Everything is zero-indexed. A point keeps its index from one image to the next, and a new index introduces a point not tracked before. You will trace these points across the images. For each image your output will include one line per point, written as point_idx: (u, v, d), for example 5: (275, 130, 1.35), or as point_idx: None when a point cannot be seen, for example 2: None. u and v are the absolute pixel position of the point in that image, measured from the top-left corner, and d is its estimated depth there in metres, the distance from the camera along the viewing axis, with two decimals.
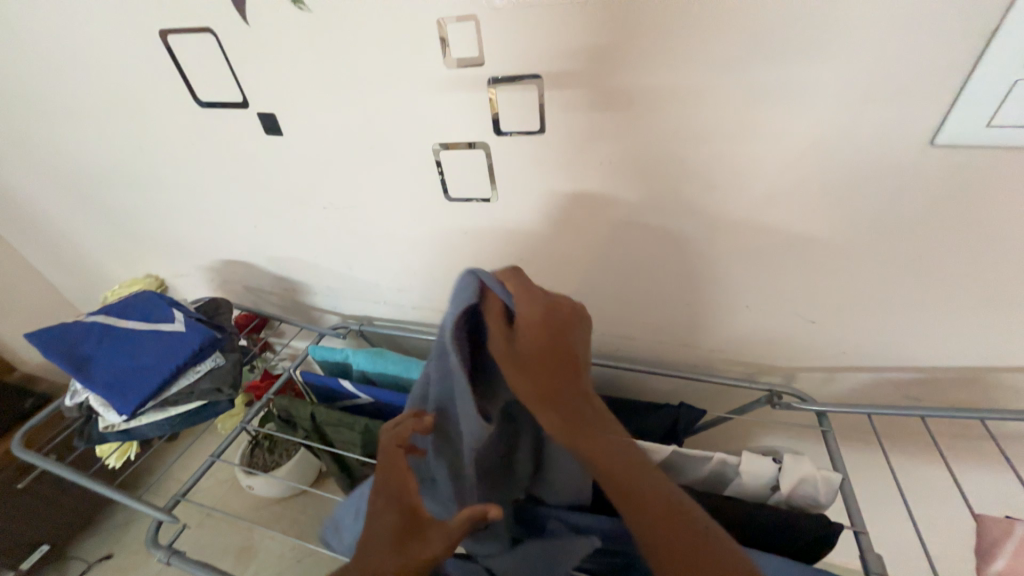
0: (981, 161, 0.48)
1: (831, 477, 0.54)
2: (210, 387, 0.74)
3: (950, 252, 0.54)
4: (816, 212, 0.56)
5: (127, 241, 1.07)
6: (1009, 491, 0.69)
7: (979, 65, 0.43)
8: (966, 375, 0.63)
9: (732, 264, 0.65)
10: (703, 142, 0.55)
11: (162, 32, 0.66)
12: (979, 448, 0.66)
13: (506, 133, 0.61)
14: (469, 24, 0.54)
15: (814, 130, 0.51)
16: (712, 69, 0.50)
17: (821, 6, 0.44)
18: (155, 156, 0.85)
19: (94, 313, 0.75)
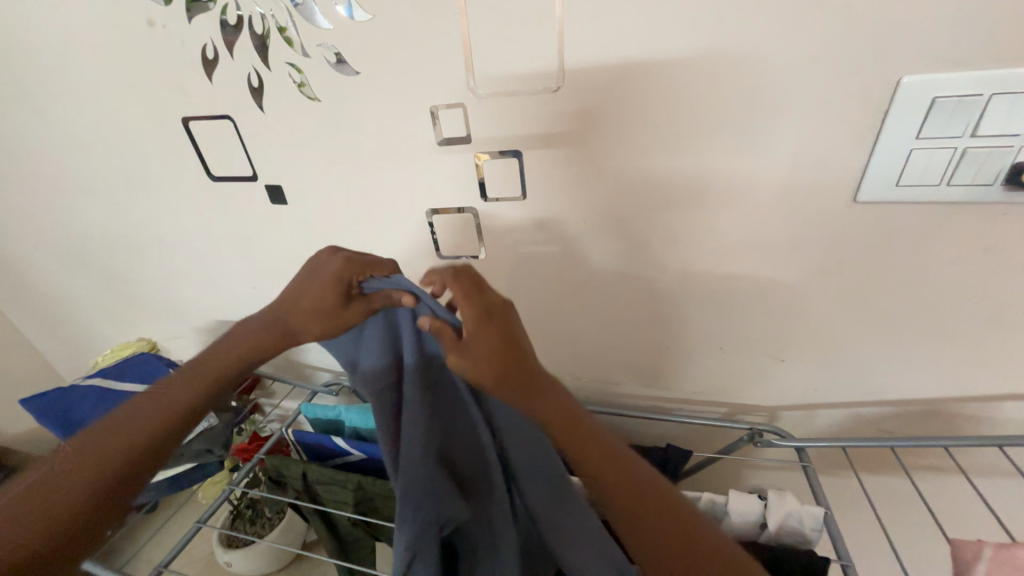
0: (899, 214, 0.55)
1: (816, 511, 0.56)
2: (200, 448, 0.75)
3: (890, 293, 0.61)
4: (769, 261, 0.63)
5: (125, 306, 1.10)
6: (990, 526, 0.70)
7: (880, 137, 0.51)
8: (929, 407, 0.67)
9: (701, 309, 0.70)
10: (663, 204, 0.63)
11: (184, 118, 0.75)
12: (952, 479, 0.68)
13: (491, 197, 0.68)
14: (458, 109, 0.63)
15: (756, 192, 0.59)
16: (665, 143, 0.58)
17: (749, 94, 0.53)
18: (162, 226, 0.91)
19: (91, 376, 0.76)
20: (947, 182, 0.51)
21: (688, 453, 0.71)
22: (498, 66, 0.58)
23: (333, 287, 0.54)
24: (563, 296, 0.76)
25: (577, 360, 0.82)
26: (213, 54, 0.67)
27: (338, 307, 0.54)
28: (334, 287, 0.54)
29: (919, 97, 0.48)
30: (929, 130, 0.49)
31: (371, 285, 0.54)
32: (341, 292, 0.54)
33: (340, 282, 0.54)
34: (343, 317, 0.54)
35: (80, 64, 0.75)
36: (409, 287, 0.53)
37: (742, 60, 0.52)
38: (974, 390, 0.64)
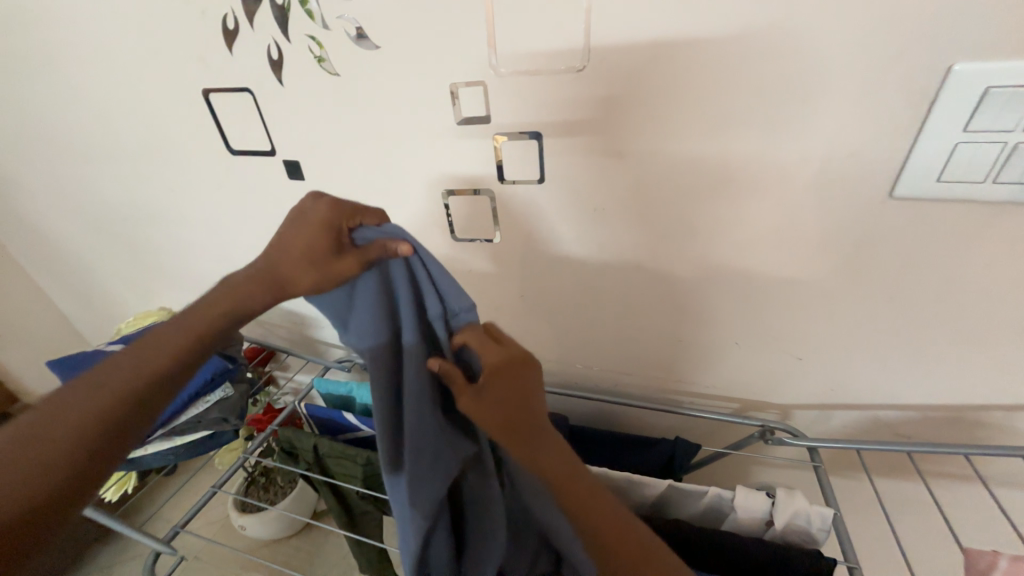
0: (937, 211, 0.53)
1: (825, 512, 0.55)
2: (216, 417, 0.75)
3: (919, 294, 0.58)
4: (792, 256, 0.61)
5: (147, 276, 1.13)
6: (1005, 536, 0.69)
7: (924, 128, 0.49)
8: (951, 413, 0.65)
9: (718, 303, 0.69)
10: (685, 193, 0.61)
11: (205, 90, 0.74)
12: (968, 487, 0.67)
13: (509, 180, 0.67)
14: (478, 88, 0.61)
15: (783, 183, 0.57)
16: (691, 128, 0.56)
17: (783, 78, 0.51)
18: (183, 198, 0.92)
19: (114, 343, 0.78)
20: (992, 180, 0.48)
21: (697, 446, 0.70)
22: (521, 43, 0.56)
23: (321, 230, 0.49)
24: (577, 284, 0.75)
25: (588, 348, 0.82)
26: (233, 24, 0.66)
27: (331, 259, 0.49)
28: (322, 233, 0.49)
29: (970, 86, 0.45)
30: (978, 122, 0.46)
31: (362, 234, 0.50)
32: (331, 239, 0.49)
33: (328, 228, 0.49)
34: (334, 267, 0.49)
35: (104, 32, 0.75)
36: (406, 236, 0.49)
37: (779, 43, 0.49)
38: (1001, 398, 0.62)
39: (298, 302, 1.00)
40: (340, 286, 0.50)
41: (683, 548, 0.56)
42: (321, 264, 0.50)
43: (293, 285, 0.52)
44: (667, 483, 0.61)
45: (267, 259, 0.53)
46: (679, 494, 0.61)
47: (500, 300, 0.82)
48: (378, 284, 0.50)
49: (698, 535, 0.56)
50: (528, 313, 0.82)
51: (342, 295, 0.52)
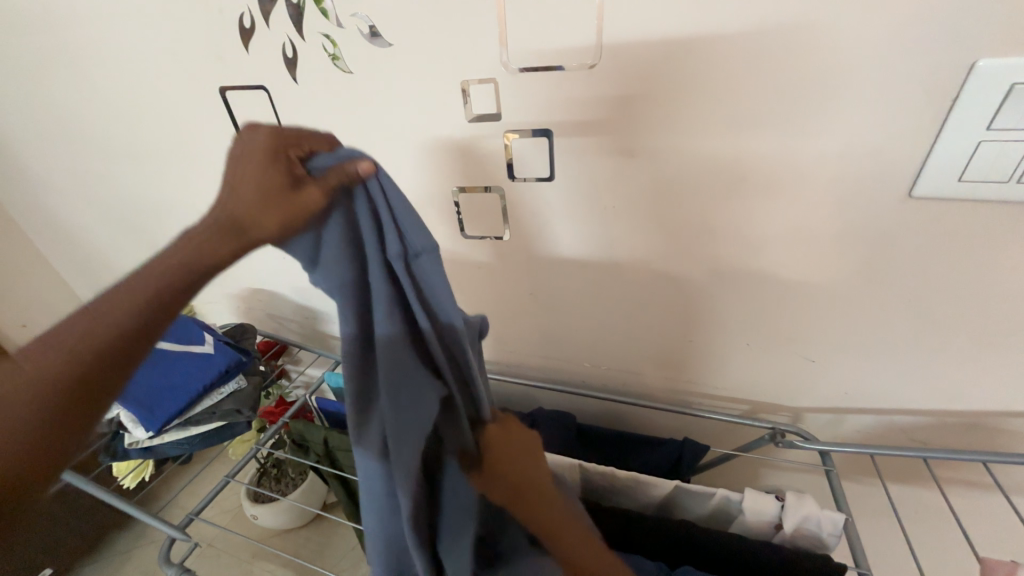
0: (957, 211, 0.51)
1: (836, 517, 0.54)
2: (230, 409, 0.77)
3: (937, 297, 0.57)
4: (805, 256, 0.60)
5: None
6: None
7: (945, 126, 0.47)
8: (970, 420, 0.63)
9: (729, 303, 0.68)
10: (696, 191, 0.60)
11: (222, 88, 0.76)
12: (986, 495, 0.65)
13: (518, 177, 0.67)
14: (488, 86, 0.61)
15: (797, 182, 0.56)
16: (703, 125, 0.56)
17: (799, 74, 0.50)
18: (200, 193, 0.94)
19: None
20: (1016, 180, 0.47)
21: (706, 448, 0.69)
22: (533, 40, 0.56)
23: (272, 160, 0.41)
24: (586, 282, 0.75)
25: (596, 346, 0.82)
26: (249, 23, 0.67)
27: (288, 193, 0.40)
28: (274, 165, 0.41)
29: (994, 83, 0.44)
30: (1001, 120, 0.45)
31: (314, 162, 0.42)
32: (284, 171, 0.41)
33: (278, 160, 0.41)
34: (293, 201, 0.40)
35: (125, 31, 0.77)
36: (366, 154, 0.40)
37: (795, 38, 0.48)
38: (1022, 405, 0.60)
39: (310, 297, 1.01)
40: (305, 228, 0.41)
41: (689, 550, 0.56)
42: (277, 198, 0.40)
43: (253, 231, 0.41)
44: (674, 483, 0.61)
45: (220, 204, 0.42)
46: (685, 495, 0.61)
47: (509, 297, 0.82)
48: (338, 220, 0.41)
49: (704, 536, 0.56)
50: (536, 310, 0.82)
51: (306, 241, 0.42)
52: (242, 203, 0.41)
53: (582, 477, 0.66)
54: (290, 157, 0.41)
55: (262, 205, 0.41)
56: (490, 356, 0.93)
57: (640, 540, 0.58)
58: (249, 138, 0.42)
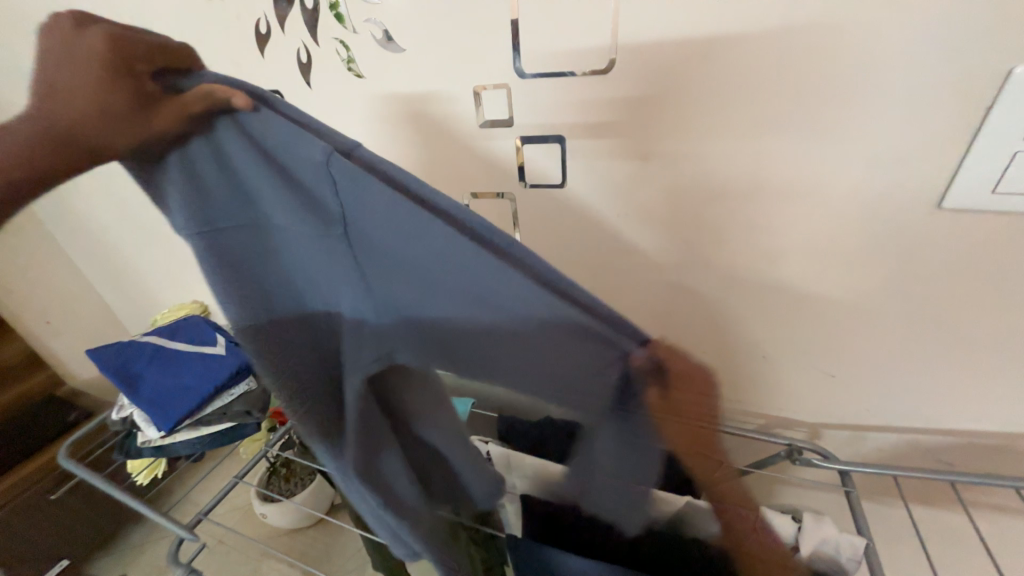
0: (989, 224, 0.49)
1: (856, 541, 0.52)
2: (240, 410, 0.77)
3: (967, 313, 0.54)
4: (826, 268, 0.58)
5: (181, 269, 1.18)
6: None
7: (979, 136, 0.45)
8: (1001, 442, 0.60)
9: (745, 314, 0.66)
10: (713, 199, 0.59)
11: None
12: (1017, 521, 0.62)
13: (530, 183, 0.67)
14: (501, 91, 0.61)
15: (818, 191, 0.54)
16: (721, 131, 0.54)
17: (821, 79, 0.48)
18: None
19: (147, 334, 0.81)
20: None
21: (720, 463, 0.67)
22: (547, 45, 0.56)
23: (118, 67, 0.38)
24: (597, 289, 0.73)
25: None
26: (265, 29, 0.68)
27: (140, 109, 0.39)
28: (110, 72, 0.38)
29: None
30: None
31: (168, 77, 0.40)
32: (131, 84, 0.39)
33: (122, 69, 0.38)
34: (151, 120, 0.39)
35: None
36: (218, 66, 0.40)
37: (818, 42, 0.46)
38: None
39: None
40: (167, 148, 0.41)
41: (700, 568, 0.55)
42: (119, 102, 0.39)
43: (106, 146, 0.39)
44: None
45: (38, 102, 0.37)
46: None
47: None
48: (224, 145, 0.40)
49: (717, 556, 0.54)
50: None
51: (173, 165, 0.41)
52: (80, 113, 0.38)
53: None
54: (132, 69, 0.39)
55: (104, 115, 0.38)
56: None
57: (650, 555, 0.57)
58: (72, 33, 0.37)
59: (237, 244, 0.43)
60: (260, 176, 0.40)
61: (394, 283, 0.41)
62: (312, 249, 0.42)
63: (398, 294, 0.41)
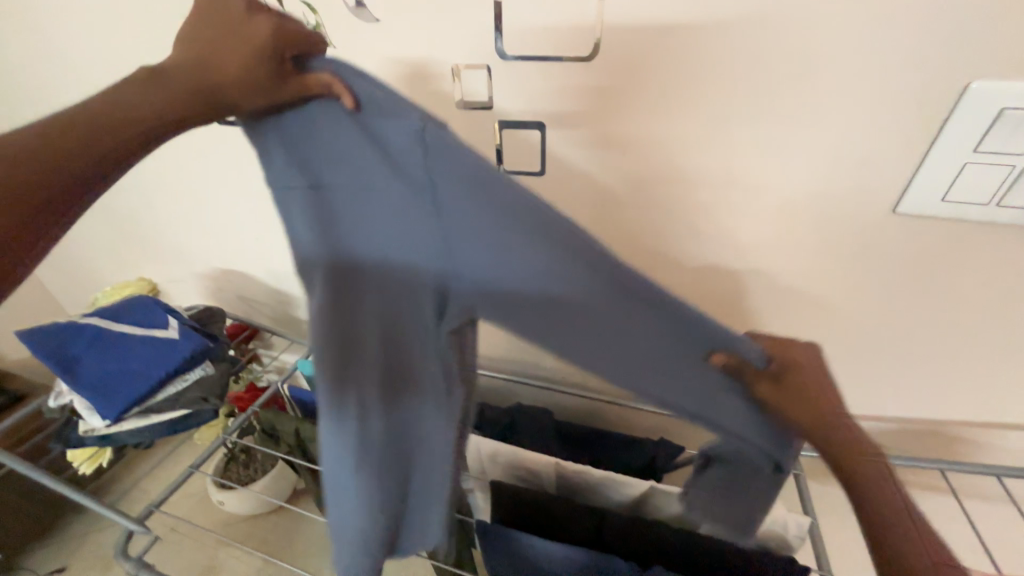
0: (937, 228, 0.52)
1: (802, 520, 0.56)
2: (195, 398, 0.73)
3: (912, 311, 0.59)
4: (790, 265, 0.61)
5: (125, 244, 1.09)
6: (968, 545, 0.71)
7: (935, 144, 0.48)
8: (932, 428, 0.66)
9: (713, 306, 0.68)
10: (688, 194, 0.60)
11: None
12: (939, 497, 0.69)
13: (508, 169, 0.65)
14: (480, 71, 0.58)
15: (788, 191, 0.56)
16: (699, 126, 0.55)
17: (796, 80, 0.49)
18: (165, 166, 0.88)
19: (86, 314, 0.74)
20: (996, 203, 0.48)
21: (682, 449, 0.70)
22: (529, 25, 0.53)
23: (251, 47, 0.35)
24: None
25: None
26: None
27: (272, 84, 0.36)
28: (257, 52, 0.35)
29: (987, 105, 0.44)
30: (990, 143, 0.45)
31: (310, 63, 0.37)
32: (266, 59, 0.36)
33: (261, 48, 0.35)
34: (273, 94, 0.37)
35: None
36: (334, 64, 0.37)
37: (796, 43, 0.47)
38: (981, 416, 0.63)
39: (284, 281, 0.97)
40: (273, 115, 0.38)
41: (660, 550, 0.57)
42: (258, 89, 0.36)
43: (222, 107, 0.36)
44: (649, 484, 0.62)
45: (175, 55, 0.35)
46: (658, 496, 0.62)
47: None
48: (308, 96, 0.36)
49: (675, 537, 0.57)
50: None
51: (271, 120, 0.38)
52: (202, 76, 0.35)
53: (558, 475, 0.66)
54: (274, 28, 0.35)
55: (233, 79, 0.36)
56: None
57: (613, 539, 0.58)
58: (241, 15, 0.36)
59: (312, 209, 0.40)
60: (345, 143, 0.37)
61: (464, 252, 0.38)
62: (382, 221, 0.39)
63: (469, 264, 0.38)
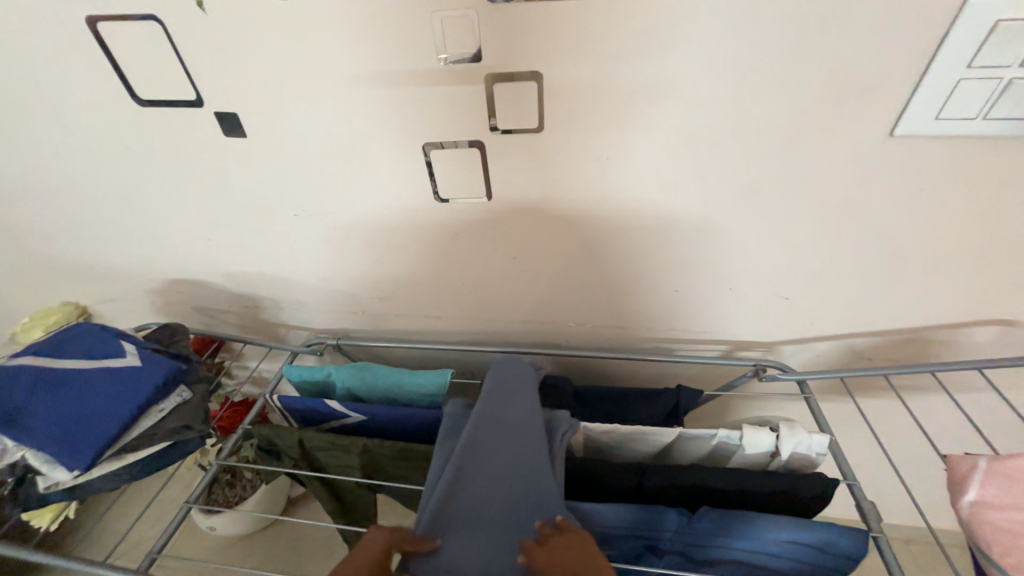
0: (927, 148, 0.56)
1: (823, 437, 0.60)
2: (176, 427, 0.65)
3: (902, 230, 0.63)
4: (791, 201, 0.63)
5: (40, 266, 0.93)
6: (944, 414, 0.84)
7: (934, 62, 0.50)
8: (912, 335, 0.75)
9: (713, 252, 0.70)
10: (694, 138, 0.59)
11: (86, 17, 0.58)
12: (917, 383, 0.80)
13: (502, 131, 0.61)
14: (463, 20, 0.53)
15: (793, 124, 0.57)
16: (696, 65, 0.54)
17: (792, 14, 0.49)
18: (81, 166, 0.75)
19: (17, 355, 0.63)
20: (984, 116, 0.52)
21: (699, 391, 0.71)
22: None
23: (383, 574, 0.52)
24: (576, 241, 0.72)
25: (583, 307, 0.81)
26: None
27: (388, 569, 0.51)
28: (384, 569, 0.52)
29: (981, 20, 0.47)
30: (984, 58, 0.49)
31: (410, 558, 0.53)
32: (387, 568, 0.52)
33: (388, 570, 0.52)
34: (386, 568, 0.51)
35: None
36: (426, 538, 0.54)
37: None
38: (951, 318, 0.71)
39: (248, 283, 0.88)
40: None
41: (706, 493, 0.58)
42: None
43: None
44: (678, 430, 0.63)
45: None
46: (687, 441, 0.63)
47: (489, 264, 0.77)
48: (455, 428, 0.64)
49: (717, 480, 0.58)
50: (519, 275, 0.78)
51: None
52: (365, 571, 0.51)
53: (587, 435, 0.66)
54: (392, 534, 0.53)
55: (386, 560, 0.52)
56: (468, 328, 0.89)
57: (657, 491, 0.59)
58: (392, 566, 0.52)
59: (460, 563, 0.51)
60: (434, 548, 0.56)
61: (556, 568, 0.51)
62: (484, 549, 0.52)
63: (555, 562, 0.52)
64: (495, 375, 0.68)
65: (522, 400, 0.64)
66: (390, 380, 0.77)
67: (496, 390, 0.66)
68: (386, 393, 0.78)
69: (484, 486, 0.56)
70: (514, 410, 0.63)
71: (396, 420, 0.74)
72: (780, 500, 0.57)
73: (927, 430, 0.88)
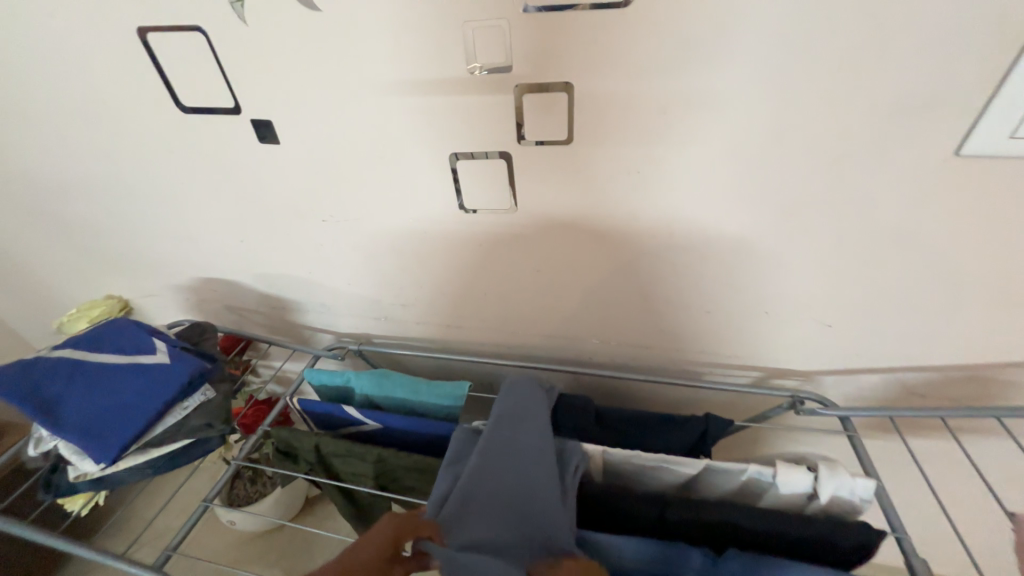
0: (996, 169, 0.51)
1: (868, 481, 0.55)
2: (199, 425, 0.66)
3: (965, 258, 0.58)
4: (836, 223, 0.59)
5: (89, 261, 0.98)
6: (1009, 462, 0.76)
7: (1010, 76, 0.45)
8: (973, 373, 0.68)
9: (749, 272, 0.66)
10: (731, 155, 0.56)
11: (140, 29, 0.62)
12: (977, 425, 0.73)
13: (530, 142, 0.60)
14: (495, 31, 0.53)
15: (841, 141, 0.53)
16: (736, 78, 0.51)
17: (844, 25, 0.46)
18: (129, 168, 0.78)
19: (58, 347, 0.66)
20: None
21: (729, 420, 0.67)
22: None
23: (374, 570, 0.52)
24: (603, 257, 0.70)
25: (607, 324, 0.78)
26: None
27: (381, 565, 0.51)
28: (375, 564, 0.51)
29: None
30: None
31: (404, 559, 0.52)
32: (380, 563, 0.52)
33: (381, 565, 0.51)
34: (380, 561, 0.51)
35: None
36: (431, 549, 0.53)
37: None
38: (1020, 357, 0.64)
39: (277, 286, 0.90)
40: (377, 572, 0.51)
41: (733, 533, 0.54)
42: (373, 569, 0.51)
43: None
44: (705, 461, 0.59)
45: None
46: (714, 474, 0.59)
47: (512, 277, 0.76)
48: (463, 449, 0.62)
49: (746, 520, 0.53)
50: (542, 288, 0.76)
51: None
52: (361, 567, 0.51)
53: (605, 460, 0.63)
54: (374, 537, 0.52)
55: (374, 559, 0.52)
56: (488, 339, 0.88)
57: (680, 527, 0.55)
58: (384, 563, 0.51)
59: None
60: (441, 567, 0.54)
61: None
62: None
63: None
64: (507, 399, 0.67)
65: (534, 427, 0.63)
66: (409, 389, 0.76)
67: (508, 415, 0.64)
68: (403, 402, 0.77)
69: (491, 513, 0.54)
70: (526, 436, 0.62)
71: (411, 430, 0.74)
72: (818, 548, 0.52)
73: (988, 479, 0.80)
